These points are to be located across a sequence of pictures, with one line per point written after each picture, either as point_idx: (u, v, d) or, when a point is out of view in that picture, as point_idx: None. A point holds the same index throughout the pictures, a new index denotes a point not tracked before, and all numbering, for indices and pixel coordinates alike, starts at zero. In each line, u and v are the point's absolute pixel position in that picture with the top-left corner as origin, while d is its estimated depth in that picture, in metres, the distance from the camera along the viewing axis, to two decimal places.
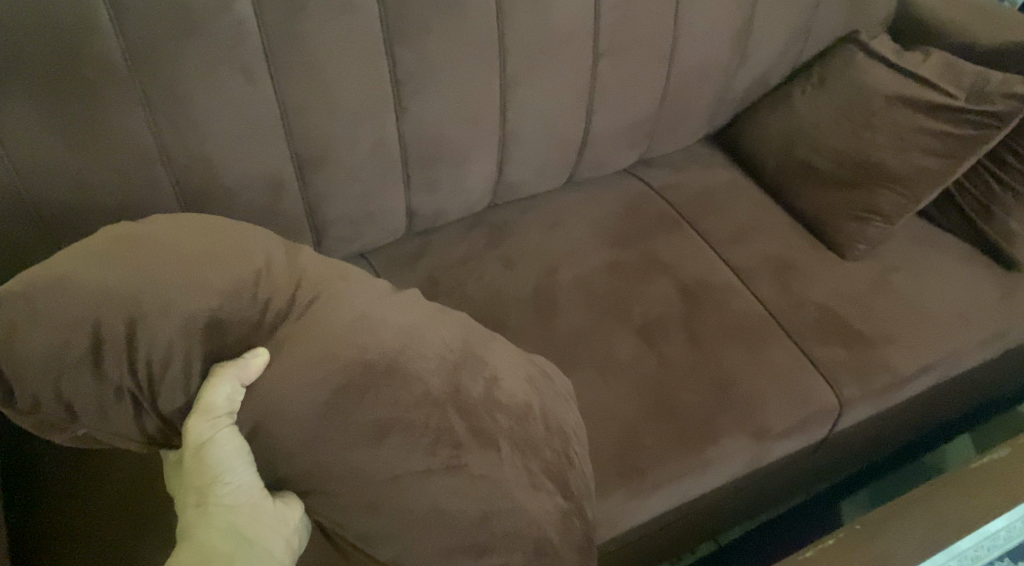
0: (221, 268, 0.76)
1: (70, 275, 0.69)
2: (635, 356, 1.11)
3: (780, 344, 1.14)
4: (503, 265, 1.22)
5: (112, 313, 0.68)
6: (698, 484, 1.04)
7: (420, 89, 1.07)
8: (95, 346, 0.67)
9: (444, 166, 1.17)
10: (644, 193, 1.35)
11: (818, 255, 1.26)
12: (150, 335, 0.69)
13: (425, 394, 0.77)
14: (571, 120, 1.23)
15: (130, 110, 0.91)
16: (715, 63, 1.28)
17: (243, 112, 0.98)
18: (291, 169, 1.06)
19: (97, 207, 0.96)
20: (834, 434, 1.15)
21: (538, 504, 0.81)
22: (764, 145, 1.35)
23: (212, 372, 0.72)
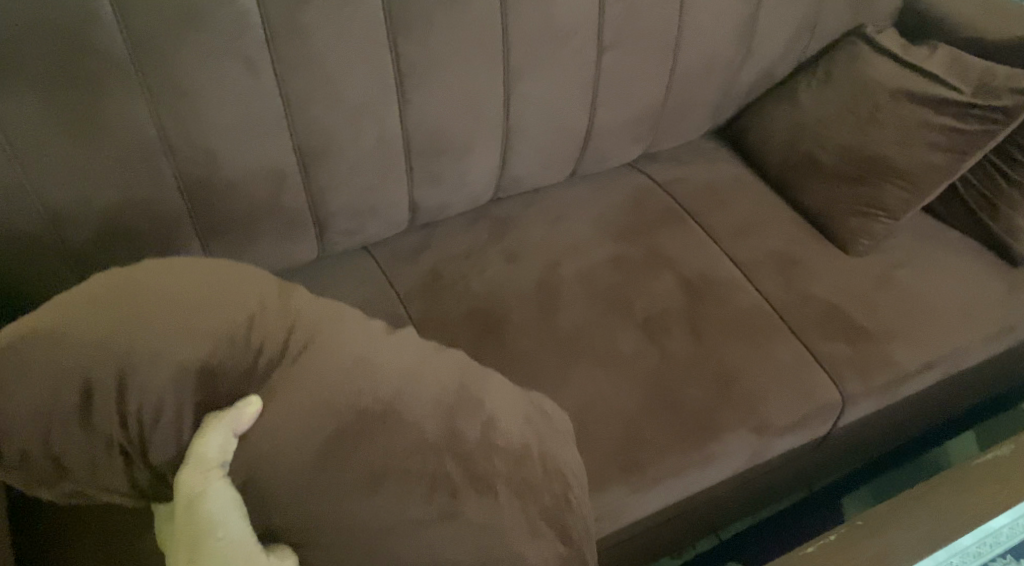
0: (213, 314, 0.74)
1: (60, 328, 0.67)
2: (637, 352, 1.11)
3: (784, 339, 1.14)
4: (506, 259, 1.22)
5: (102, 366, 0.67)
6: (699, 480, 1.04)
7: (423, 82, 1.06)
8: (86, 401, 0.65)
9: (447, 160, 1.17)
10: (647, 187, 1.35)
11: (821, 251, 1.26)
12: (143, 383, 0.67)
13: (421, 438, 0.74)
14: (575, 114, 1.22)
15: (132, 102, 0.91)
16: (720, 57, 1.28)
17: (247, 105, 0.97)
18: (294, 163, 1.06)
19: (100, 200, 0.96)
20: (837, 430, 1.15)
21: (538, 550, 0.77)
22: (768, 139, 1.35)
23: (205, 423, 0.69)
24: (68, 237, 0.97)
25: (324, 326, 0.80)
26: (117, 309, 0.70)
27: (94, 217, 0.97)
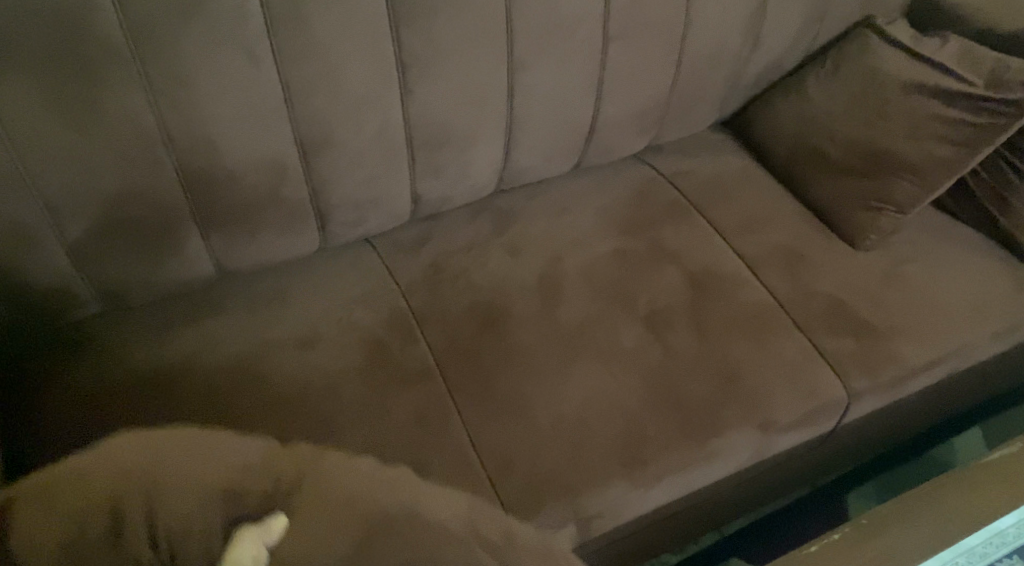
0: (233, 452, 0.75)
1: (81, 473, 0.69)
2: (641, 347, 1.10)
3: (788, 335, 1.13)
4: (508, 253, 1.21)
5: (127, 496, 0.67)
6: (702, 476, 1.03)
7: (426, 72, 1.05)
8: (111, 529, 0.65)
9: (450, 152, 1.15)
10: (652, 180, 1.34)
11: (828, 245, 1.24)
12: (166, 509, 0.67)
13: (448, 529, 0.71)
14: (580, 106, 1.20)
15: (131, 92, 0.90)
16: (728, 48, 1.26)
17: (247, 95, 0.96)
18: (295, 154, 1.04)
19: (99, 191, 0.95)
20: (841, 426, 1.14)
21: None
22: (775, 132, 1.33)
23: (234, 540, 0.66)
24: (67, 228, 0.97)
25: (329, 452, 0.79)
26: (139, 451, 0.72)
27: (94, 208, 0.96)
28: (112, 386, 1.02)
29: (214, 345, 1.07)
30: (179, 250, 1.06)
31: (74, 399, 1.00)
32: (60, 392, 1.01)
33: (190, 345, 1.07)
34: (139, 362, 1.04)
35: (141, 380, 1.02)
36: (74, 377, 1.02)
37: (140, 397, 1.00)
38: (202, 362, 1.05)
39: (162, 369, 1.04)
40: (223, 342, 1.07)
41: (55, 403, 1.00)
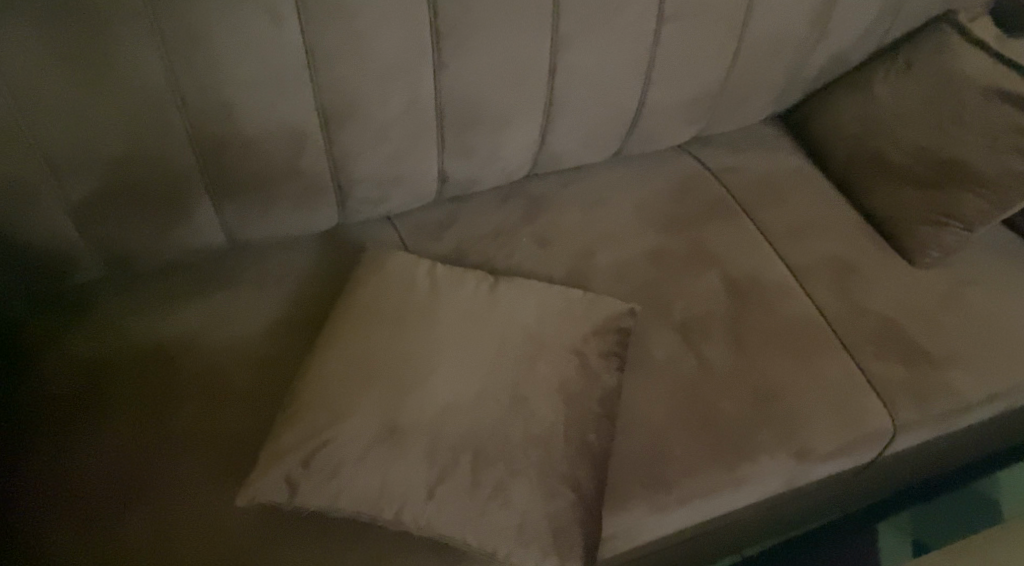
0: (349, 374, 0.88)
1: (339, 316, 0.96)
2: (672, 357, 1.02)
3: (833, 355, 1.04)
4: (536, 244, 1.13)
5: (320, 359, 0.91)
6: (729, 502, 0.96)
7: (463, 44, 0.96)
8: (313, 370, 0.90)
9: (482, 132, 1.07)
10: (697, 174, 1.24)
11: (882, 258, 1.15)
12: (321, 367, 0.90)
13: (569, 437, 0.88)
14: (626, 91, 1.11)
15: (144, 47, 0.82)
16: (792, 37, 1.15)
17: (266, 56, 0.88)
18: (316, 124, 0.97)
19: (105, 152, 0.89)
20: (884, 457, 1.06)
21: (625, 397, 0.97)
22: (836, 131, 1.23)
23: (190, 479, 0.88)
24: (69, 189, 0.90)
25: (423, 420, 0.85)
26: (350, 325, 0.94)
27: (97, 168, 0.90)
28: (109, 361, 0.96)
29: (219, 323, 1.01)
30: (189, 219, 0.99)
31: (69, 368, 0.95)
32: (56, 362, 0.96)
33: (195, 322, 1.01)
34: (139, 336, 0.99)
35: (139, 354, 0.97)
36: (72, 346, 0.98)
37: (136, 372, 0.95)
38: (206, 341, 0.99)
39: (163, 344, 0.98)
40: (230, 322, 1.01)
41: (49, 374, 0.95)
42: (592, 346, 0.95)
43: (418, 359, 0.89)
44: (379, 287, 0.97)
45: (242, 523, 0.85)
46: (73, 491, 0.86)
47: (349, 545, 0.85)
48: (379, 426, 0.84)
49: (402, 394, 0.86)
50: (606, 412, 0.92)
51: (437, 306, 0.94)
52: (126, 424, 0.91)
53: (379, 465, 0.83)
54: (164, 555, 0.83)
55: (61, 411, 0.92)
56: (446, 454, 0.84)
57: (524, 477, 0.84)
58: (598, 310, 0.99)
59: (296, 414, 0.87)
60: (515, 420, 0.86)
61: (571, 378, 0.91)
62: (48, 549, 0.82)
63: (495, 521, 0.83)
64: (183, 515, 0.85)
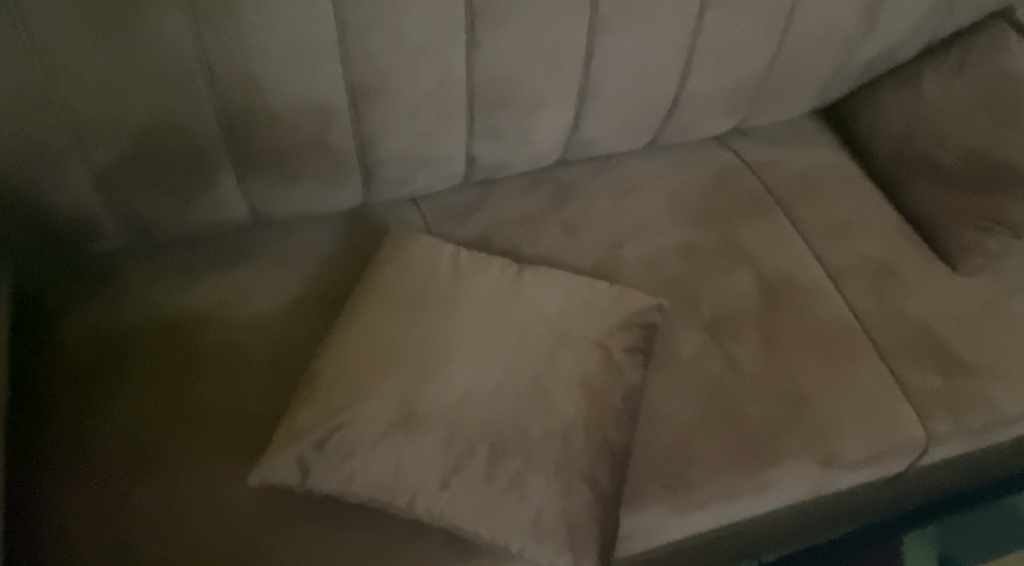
0: (365, 358, 0.86)
1: (359, 299, 0.94)
2: (699, 355, 0.99)
3: (867, 361, 1.01)
4: (564, 232, 1.10)
5: (339, 341, 0.89)
6: (751, 507, 0.93)
7: (498, 22, 0.93)
8: (330, 351, 0.89)
9: (514, 114, 1.04)
10: (733, 167, 1.20)
11: (923, 263, 1.11)
12: (338, 350, 0.88)
13: (588, 434, 0.85)
14: (664, 78, 1.08)
15: (171, 13, 0.80)
16: (841, 28, 1.11)
17: (296, 28, 0.86)
18: (345, 99, 0.95)
19: (129, 119, 0.87)
20: (914, 468, 1.02)
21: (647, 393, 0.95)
22: (881, 128, 1.18)
23: (204, 455, 0.87)
24: (93, 156, 0.89)
25: (439, 407, 0.83)
26: (368, 308, 0.92)
27: (121, 135, 0.88)
28: (126, 330, 0.95)
29: (238, 298, 1.00)
30: (212, 191, 0.98)
31: (87, 337, 0.95)
32: (75, 329, 0.95)
33: (215, 295, 1.00)
34: (158, 307, 0.98)
35: (157, 326, 0.96)
36: (90, 313, 0.97)
37: (154, 344, 0.94)
38: (225, 315, 0.98)
39: (182, 316, 0.97)
40: (250, 298, 1.00)
41: (67, 340, 0.94)
42: (617, 340, 0.92)
43: (438, 344, 0.87)
44: (401, 269, 0.95)
45: (254, 502, 0.84)
46: (84, 462, 0.85)
47: (360, 531, 0.83)
48: (396, 410, 0.83)
49: (420, 379, 0.84)
50: (628, 408, 0.89)
51: (460, 291, 0.92)
52: (142, 396, 0.90)
53: (394, 451, 0.81)
54: (175, 529, 0.82)
55: (77, 378, 0.91)
56: (462, 444, 0.82)
57: (541, 472, 0.82)
58: (625, 304, 0.96)
59: (312, 394, 0.85)
60: (535, 412, 0.84)
61: (594, 371, 0.89)
62: (58, 518, 0.82)
63: (509, 515, 0.81)
64: (195, 491, 0.84)
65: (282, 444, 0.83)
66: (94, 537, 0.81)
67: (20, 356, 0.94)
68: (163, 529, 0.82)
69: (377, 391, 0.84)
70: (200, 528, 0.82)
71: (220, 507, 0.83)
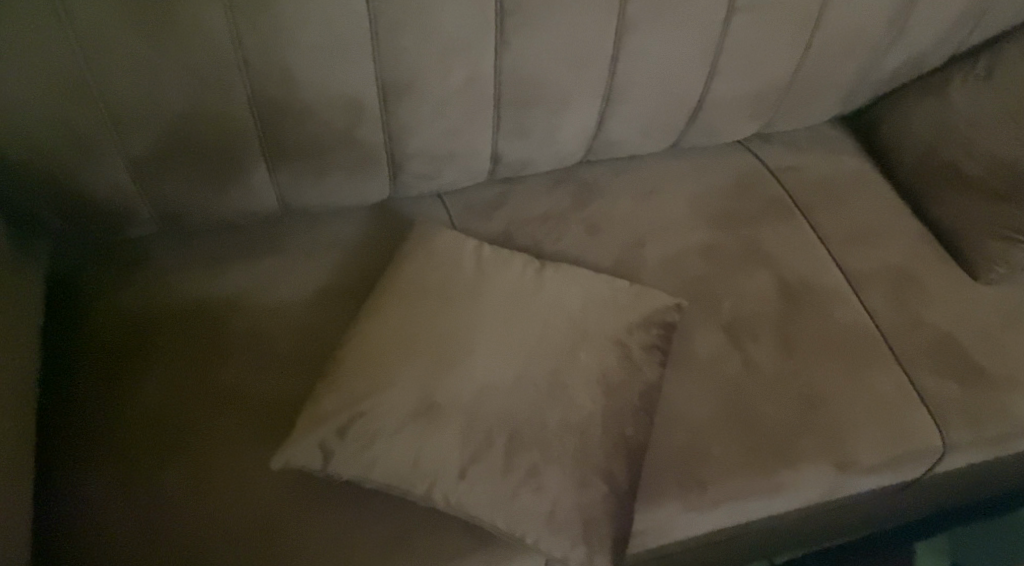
0: (388, 349, 0.88)
1: (383, 291, 0.95)
2: (717, 356, 1.00)
3: (885, 367, 1.01)
4: (585, 231, 1.11)
5: (363, 331, 0.91)
6: (765, 508, 0.94)
7: (527, 22, 0.95)
8: (354, 340, 0.91)
9: (539, 113, 1.06)
10: (756, 171, 1.21)
11: (944, 271, 1.11)
12: (362, 340, 0.90)
13: (605, 430, 0.86)
14: (689, 81, 1.09)
15: (211, 7, 0.82)
16: (868, 35, 1.11)
17: (331, 24, 0.88)
18: (375, 94, 0.97)
19: (166, 109, 0.89)
20: (930, 475, 1.02)
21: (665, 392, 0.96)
22: (905, 136, 1.18)
23: (230, 436, 0.89)
24: (129, 144, 0.91)
25: (459, 398, 0.84)
26: (392, 300, 0.93)
27: (157, 125, 0.90)
28: (156, 315, 0.98)
29: (265, 286, 1.02)
30: (243, 181, 1.00)
31: (118, 319, 0.97)
32: (106, 312, 0.98)
33: (243, 282, 1.02)
34: (187, 293, 1.00)
35: (186, 311, 0.98)
36: (122, 297, 0.99)
37: (183, 328, 0.97)
38: (252, 302, 1.00)
39: (210, 302, 0.99)
40: (276, 286, 1.02)
41: (98, 323, 0.97)
42: (636, 338, 0.93)
43: (460, 336, 0.88)
44: (425, 263, 0.97)
45: (275, 486, 0.86)
46: (112, 440, 0.88)
47: (378, 517, 0.85)
48: (417, 399, 0.84)
49: (441, 371, 0.86)
50: (646, 405, 0.90)
51: (482, 285, 0.94)
52: (169, 378, 0.92)
53: (414, 439, 0.83)
54: (198, 509, 0.84)
55: (108, 360, 0.94)
56: (480, 435, 0.83)
57: (558, 466, 0.83)
58: (644, 303, 0.97)
59: (335, 382, 0.87)
60: (553, 406, 0.85)
61: (612, 368, 0.90)
62: (86, 493, 0.84)
63: (525, 506, 0.82)
64: (219, 473, 0.86)
65: (305, 429, 0.85)
66: (121, 514, 0.83)
67: (53, 335, 0.96)
68: (185, 507, 0.84)
69: (399, 380, 0.85)
70: (221, 507, 0.84)
71: (241, 488, 0.85)
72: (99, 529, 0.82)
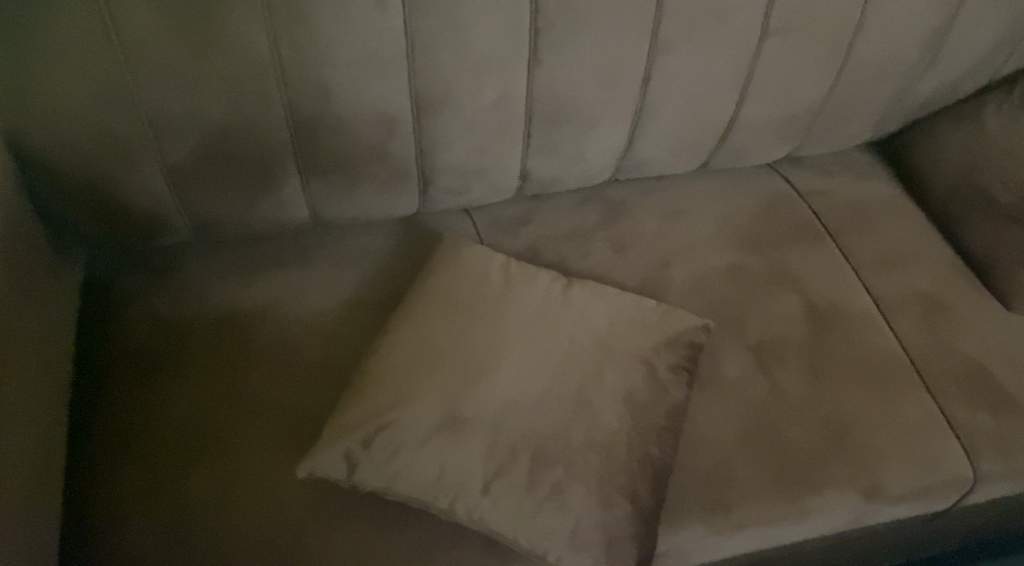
0: (413, 361, 0.88)
1: (410, 304, 0.96)
2: (743, 378, 0.99)
3: (914, 395, 1.00)
4: (612, 249, 1.11)
5: (389, 343, 0.91)
6: (790, 533, 0.93)
7: (561, 41, 0.96)
8: (379, 351, 0.91)
9: (569, 131, 1.06)
10: (785, 194, 1.21)
11: (976, 299, 1.09)
12: (387, 352, 0.90)
13: (629, 449, 0.86)
14: (720, 102, 1.09)
15: (252, 20, 0.84)
16: (900, 61, 1.11)
17: (368, 40, 0.89)
18: (408, 109, 0.98)
19: (205, 119, 0.91)
20: (959, 506, 1.01)
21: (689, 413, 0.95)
22: (938, 163, 1.18)
23: (257, 444, 0.89)
24: (166, 152, 0.93)
25: (484, 412, 0.84)
26: (418, 312, 0.94)
27: (195, 134, 0.92)
28: (187, 323, 0.99)
29: (294, 296, 1.03)
30: (276, 192, 1.02)
31: (151, 325, 0.99)
32: (138, 317, 0.99)
33: (273, 292, 1.03)
34: (218, 301, 1.02)
35: (217, 319, 1.00)
36: (154, 303, 1.01)
37: (213, 336, 0.98)
38: (281, 312, 1.01)
39: (241, 311, 1.01)
40: (306, 296, 1.03)
41: (130, 328, 0.98)
42: (662, 357, 0.93)
43: (485, 350, 0.88)
44: (453, 276, 0.97)
45: (299, 495, 0.86)
46: (140, 445, 0.89)
47: (400, 529, 0.85)
48: (443, 412, 0.84)
49: (466, 384, 0.86)
50: (671, 425, 0.90)
51: (509, 300, 0.94)
52: (198, 385, 0.93)
53: (438, 452, 0.83)
54: (222, 515, 0.84)
55: (138, 366, 0.95)
56: (505, 450, 0.83)
57: (582, 483, 0.83)
58: (671, 322, 0.97)
59: (360, 393, 0.87)
60: (578, 424, 0.85)
61: (638, 387, 0.90)
62: (112, 496, 0.85)
63: (548, 523, 0.82)
64: (245, 479, 0.87)
65: (329, 437, 0.85)
66: (147, 517, 0.84)
67: (86, 340, 0.98)
68: (210, 511, 0.84)
69: (424, 392, 0.85)
70: (246, 514, 0.85)
71: (266, 495, 0.86)
72: (125, 531, 0.83)
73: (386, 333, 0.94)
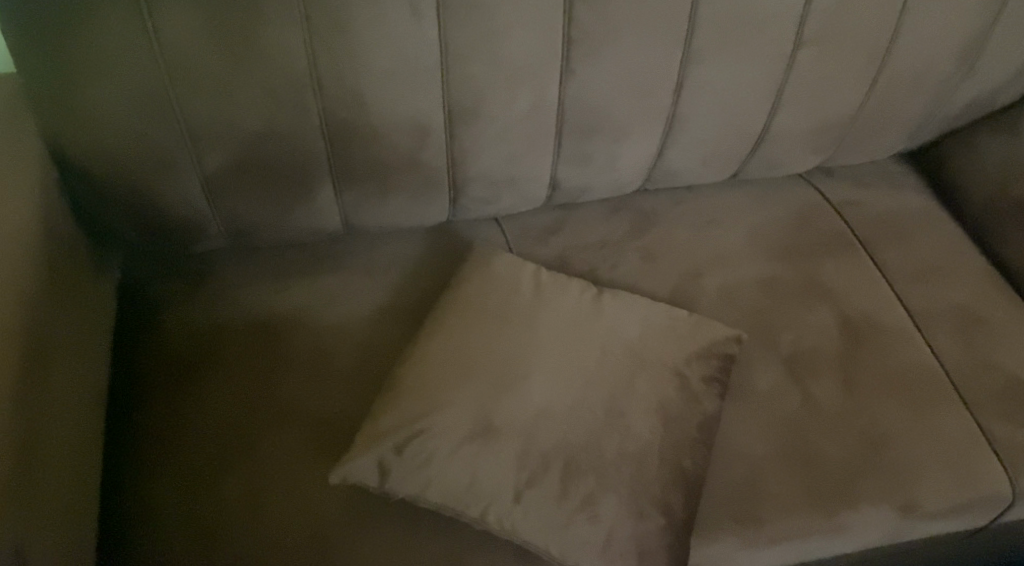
0: (444, 369, 0.88)
1: (442, 312, 0.96)
2: (775, 390, 0.98)
3: (951, 409, 0.98)
4: (642, 260, 1.11)
5: (421, 350, 0.92)
6: (824, 548, 0.91)
7: (594, 51, 0.96)
8: (411, 359, 0.91)
9: (600, 141, 1.06)
10: (817, 205, 1.20)
11: (1014, 313, 1.08)
12: (419, 359, 0.91)
13: (661, 461, 0.85)
14: (752, 112, 1.09)
15: (291, 31, 0.85)
16: (936, 71, 1.10)
17: (405, 50, 0.90)
18: (440, 119, 0.98)
19: (241, 128, 0.92)
20: (998, 523, 0.99)
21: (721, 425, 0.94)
22: (974, 175, 1.17)
23: (290, 452, 0.90)
24: (204, 161, 0.94)
25: (516, 421, 0.84)
26: (450, 320, 0.94)
27: (232, 143, 0.93)
28: (221, 330, 1.00)
29: (327, 304, 1.04)
30: (309, 200, 1.03)
31: (185, 332, 1.00)
32: (173, 324, 1.01)
33: (306, 299, 1.04)
34: (251, 308, 1.03)
35: (251, 326, 1.01)
36: (189, 310, 1.02)
37: (247, 343, 0.99)
38: (314, 319, 1.02)
39: (274, 319, 1.02)
40: (339, 303, 1.04)
41: (165, 335, 0.99)
42: (694, 369, 0.93)
43: (517, 359, 0.88)
44: (484, 285, 0.97)
45: (331, 502, 0.87)
46: (174, 451, 0.90)
47: (431, 537, 0.85)
48: (474, 421, 0.84)
49: (497, 393, 0.86)
50: (703, 437, 0.89)
51: (540, 309, 0.94)
52: (232, 392, 0.94)
53: (470, 461, 0.83)
54: (253, 521, 0.85)
55: (173, 372, 0.96)
56: (537, 459, 0.83)
57: (614, 495, 0.83)
58: (703, 333, 0.96)
59: (392, 400, 0.87)
60: (610, 434, 0.85)
61: (670, 398, 0.89)
62: (146, 500, 0.86)
63: (580, 534, 0.82)
64: (277, 486, 0.87)
65: (361, 444, 0.85)
66: (180, 522, 0.84)
67: (122, 346, 0.99)
68: (242, 517, 0.85)
69: (454, 401, 0.86)
70: (277, 519, 0.85)
71: (297, 502, 0.86)
72: (159, 536, 0.83)
73: (419, 341, 0.94)
